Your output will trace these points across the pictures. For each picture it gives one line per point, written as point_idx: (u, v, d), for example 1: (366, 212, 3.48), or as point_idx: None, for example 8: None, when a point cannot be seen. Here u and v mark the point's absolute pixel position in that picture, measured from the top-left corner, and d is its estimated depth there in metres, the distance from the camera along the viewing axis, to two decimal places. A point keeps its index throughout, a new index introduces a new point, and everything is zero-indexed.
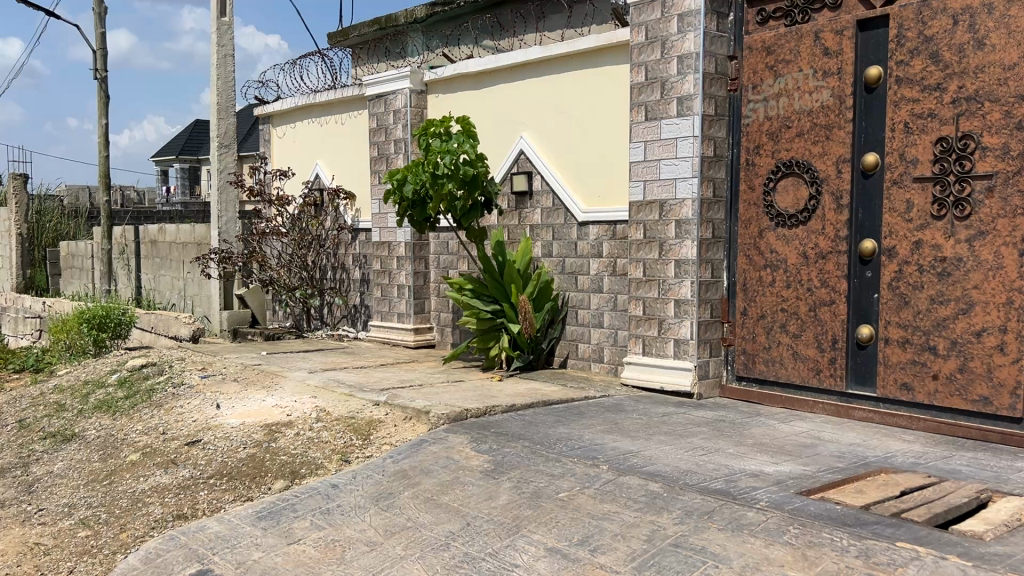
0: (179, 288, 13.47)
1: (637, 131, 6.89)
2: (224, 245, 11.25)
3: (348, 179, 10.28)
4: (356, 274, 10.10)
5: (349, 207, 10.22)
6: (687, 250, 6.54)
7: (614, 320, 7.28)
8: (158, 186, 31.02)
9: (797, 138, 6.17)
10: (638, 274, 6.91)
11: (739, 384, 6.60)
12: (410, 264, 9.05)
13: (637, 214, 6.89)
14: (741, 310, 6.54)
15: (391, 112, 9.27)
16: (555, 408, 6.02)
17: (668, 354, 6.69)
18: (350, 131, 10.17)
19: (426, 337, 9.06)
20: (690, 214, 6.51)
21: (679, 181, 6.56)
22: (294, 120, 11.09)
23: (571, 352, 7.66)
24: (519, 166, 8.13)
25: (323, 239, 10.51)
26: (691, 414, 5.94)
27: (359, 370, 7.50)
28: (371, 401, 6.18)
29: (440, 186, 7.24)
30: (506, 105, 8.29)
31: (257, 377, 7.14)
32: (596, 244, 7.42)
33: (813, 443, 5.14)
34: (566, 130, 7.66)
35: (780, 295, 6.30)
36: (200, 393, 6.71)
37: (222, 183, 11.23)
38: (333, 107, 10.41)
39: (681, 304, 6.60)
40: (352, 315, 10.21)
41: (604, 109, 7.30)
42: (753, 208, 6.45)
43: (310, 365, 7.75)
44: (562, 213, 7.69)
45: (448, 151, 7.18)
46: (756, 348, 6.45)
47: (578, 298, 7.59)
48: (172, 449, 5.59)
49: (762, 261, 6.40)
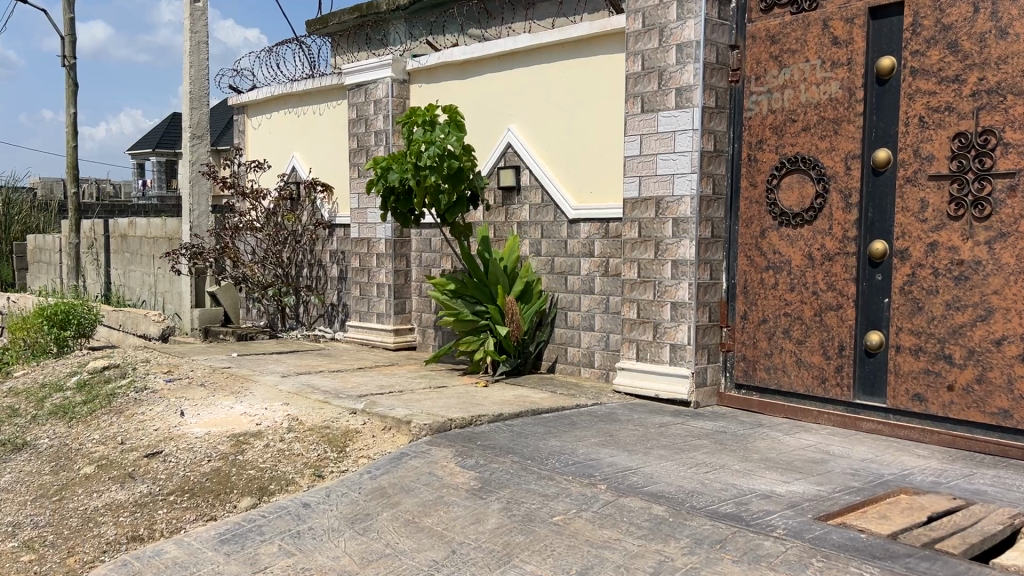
0: (149, 285, 12.95)
1: (633, 124, 6.51)
2: (195, 240, 10.75)
3: (326, 173, 9.83)
4: (334, 272, 9.67)
5: (326, 200, 9.77)
6: (685, 251, 6.17)
7: (606, 323, 6.91)
8: (132, 180, 30.33)
9: (803, 132, 5.82)
10: (632, 274, 6.54)
11: (738, 392, 6.25)
12: (390, 261, 8.63)
13: (632, 211, 6.52)
14: (742, 314, 6.19)
15: (372, 103, 8.85)
16: (545, 418, 5.64)
17: (663, 359, 6.33)
18: (328, 123, 9.73)
19: (407, 339, 8.65)
20: (688, 212, 6.14)
21: (677, 177, 6.20)
22: (270, 110, 10.63)
23: (560, 356, 7.28)
24: (506, 159, 7.73)
25: (299, 235, 10.04)
26: (689, 425, 5.57)
27: (336, 374, 7.08)
28: (347, 409, 5.77)
29: (423, 178, 6.84)
30: (492, 95, 7.89)
31: (226, 381, 6.70)
32: (587, 242, 7.04)
33: (824, 459, 4.79)
34: (556, 122, 7.28)
35: (783, 298, 5.95)
36: (163, 398, 6.26)
37: (194, 174, 10.74)
38: (311, 97, 9.96)
39: (678, 307, 6.23)
40: (329, 315, 9.77)
41: (597, 102, 6.92)
42: (755, 206, 6.10)
43: (282, 368, 7.31)
44: (552, 209, 7.30)
45: (431, 142, 6.76)
46: (758, 354, 6.10)
47: (568, 299, 7.21)
48: (129, 461, 5.15)
49: (764, 263, 6.04)
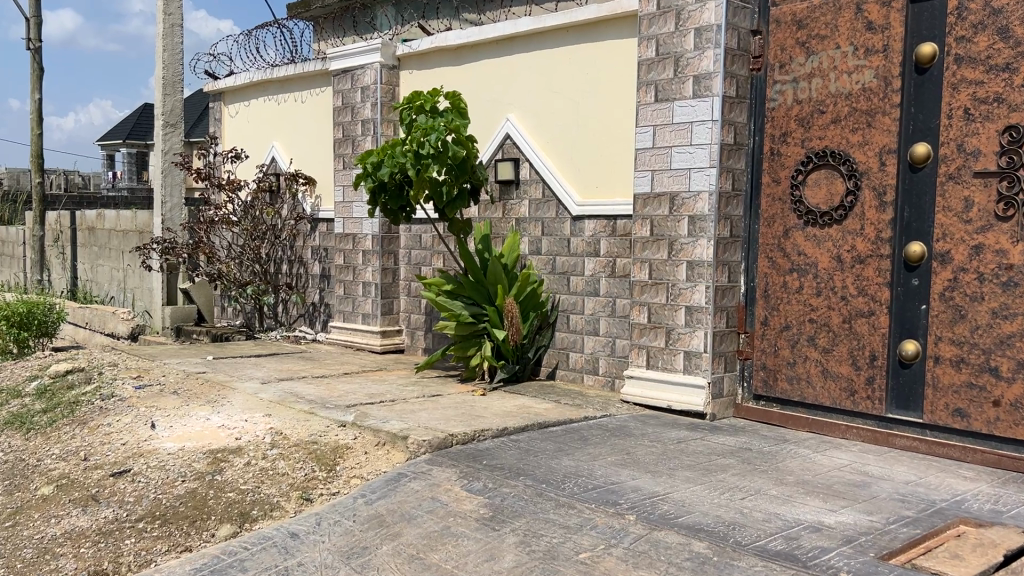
0: (118, 281, 12.33)
1: (645, 114, 6.05)
2: (167, 234, 10.20)
3: (308, 164, 9.28)
4: (315, 269, 9.13)
5: (308, 193, 9.23)
6: (702, 251, 5.73)
7: (613, 328, 6.46)
8: (103, 171, 29.47)
9: (832, 125, 5.40)
10: (643, 276, 6.08)
11: (756, 404, 5.82)
12: (377, 259, 8.11)
13: (643, 208, 6.06)
14: (762, 320, 5.76)
15: (359, 90, 8.33)
16: (553, 432, 5.17)
17: (676, 368, 5.89)
18: (311, 111, 9.18)
19: (395, 341, 8.13)
20: (706, 209, 5.69)
21: (694, 171, 5.75)
22: (248, 97, 10.07)
23: (561, 361, 6.82)
24: (504, 151, 7.25)
25: (278, 229, 9.47)
26: (710, 441, 5.14)
27: (320, 381, 6.56)
28: (336, 421, 5.26)
29: (424, 168, 6.35)
30: (490, 83, 7.40)
31: (202, 389, 6.15)
32: (592, 241, 6.58)
33: (865, 482, 4.36)
34: (560, 111, 6.80)
35: (807, 304, 5.52)
36: (132, 407, 5.70)
37: (168, 165, 10.22)
38: (293, 84, 9.41)
39: (693, 311, 5.79)
40: (310, 315, 9.22)
41: (605, 90, 6.46)
42: (778, 204, 5.67)
43: (263, 373, 6.77)
44: (554, 205, 6.83)
45: (434, 129, 6.26)
46: (779, 363, 5.68)
47: (570, 301, 6.75)
48: (92, 482, 4.60)
49: (787, 265, 5.61)
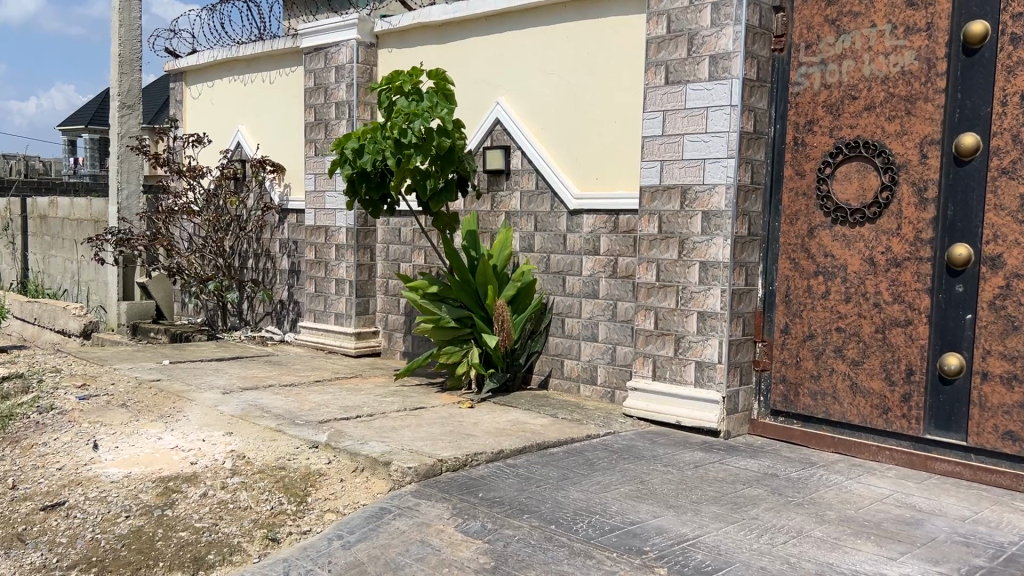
0: (71, 273, 11.51)
1: (654, 98, 5.46)
2: (122, 224, 9.44)
3: (277, 149, 8.57)
4: (284, 264, 8.43)
5: (276, 181, 8.52)
6: (717, 251, 5.16)
7: (613, 333, 5.89)
8: (64, 158, 28.39)
9: (866, 112, 4.84)
10: (650, 276, 5.50)
11: (774, 420, 5.27)
12: (352, 254, 7.46)
13: (650, 202, 5.48)
14: (782, 327, 5.21)
15: (333, 69, 7.65)
16: (554, 455, 4.59)
17: (686, 380, 5.32)
18: (280, 93, 8.48)
19: (370, 344, 7.49)
20: (723, 204, 5.12)
21: (709, 162, 5.17)
22: (212, 77, 9.33)
23: (555, 369, 6.24)
24: (493, 138, 6.62)
25: (243, 220, 8.78)
26: (730, 466, 4.58)
27: (288, 390, 5.90)
28: (307, 442, 4.62)
29: (406, 159, 5.66)
30: (477, 62, 6.77)
31: (155, 400, 5.47)
32: (591, 238, 5.99)
33: (916, 518, 3.83)
34: (556, 95, 6.20)
35: (835, 311, 4.98)
36: (73, 423, 5.00)
37: (124, 150, 9.42)
38: (260, 63, 8.69)
39: (706, 318, 5.22)
40: (277, 313, 8.50)
41: (606, 72, 5.85)
42: (803, 200, 5.11)
43: (224, 381, 6.09)
44: (549, 198, 6.23)
45: (417, 114, 5.63)
46: (801, 376, 5.13)
47: (565, 303, 6.17)
48: (19, 517, 3.90)
49: (812, 268, 5.06)
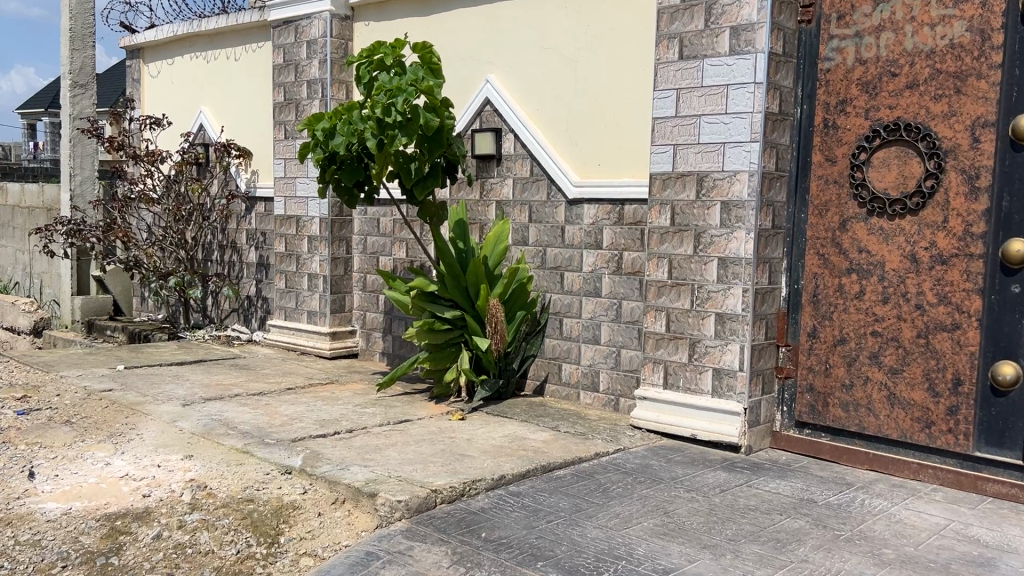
0: (23, 264, 10.74)
1: (665, 74, 4.90)
2: (75, 213, 8.72)
3: (243, 132, 7.90)
4: (251, 257, 7.79)
5: (242, 167, 7.86)
6: (738, 247, 4.63)
7: (618, 336, 5.34)
8: (24, 142, 27.29)
9: (908, 90, 4.32)
10: (660, 273, 4.95)
11: (799, 433, 4.77)
12: (325, 247, 6.84)
13: (661, 191, 4.94)
14: (809, 331, 4.70)
15: (304, 44, 7.00)
16: (561, 480, 4.04)
17: (703, 389, 4.79)
18: (246, 71, 7.82)
19: (346, 344, 6.88)
20: (745, 194, 4.58)
21: (730, 146, 4.63)
22: (172, 54, 8.62)
23: (552, 374, 5.70)
24: (483, 120, 6.03)
25: (207, 210, 8.10)
26: (759, 491, 4.06)
27: (256, 401, 5.28)
28: (279, 467, 4.03)
29: (389, 140, 5.04)
30: (465, 37, 6.17)
31: (105, 415, 4.84)
32: (593, 230, 5.44)
33: (985, 556, 3.34)
34: (552, 72, 5.62)
35: (870, 313, 4.47)
36: (6, 444, 4.34)
37: (75, 132, 8.72)
38: (223, 38, 8.00)
39: (725, 320, 4.69)
40: (245, 310, 7.85)
41: (610, 46, 5.28)
42: (834, 188, 4.59)
43: (185, 390, 5.46)
44: (545, 186, 5.67)
45: (400, 89, 5.03)
46: (830, 384, 4.63)
47: (564, 302, 5.62)
48: None
49: (844, 265, 4.55)
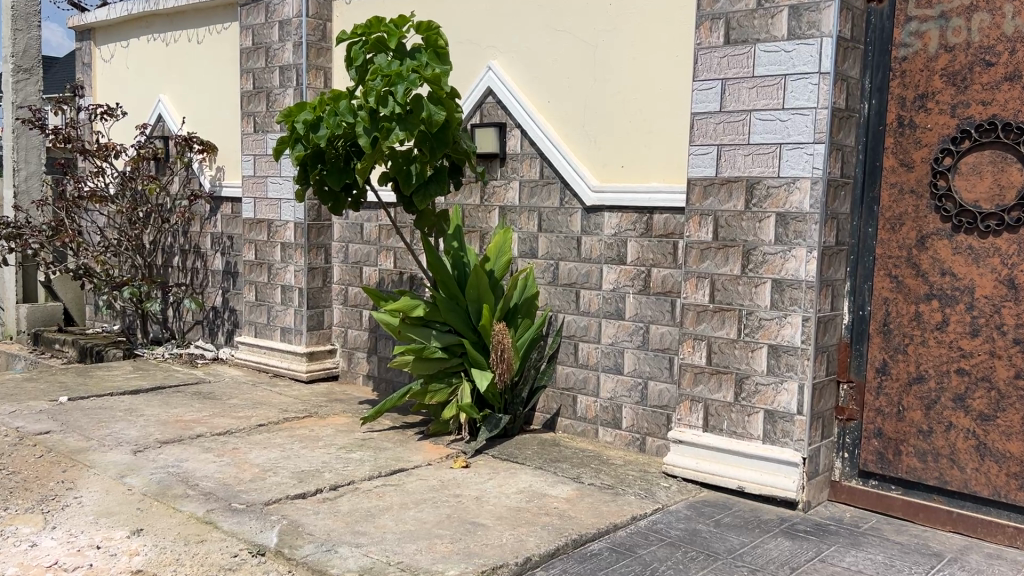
0: None
1: (708, 62, 4.15)
2: (18, 214, 7.81)
3: (206, 123, 7.04)
4: (216, 264, 6.95)
5: (206, 163, 7.01)
6: (797, 268, 3.91)
7: (644, 365, 4.61)
8: None
9: (1007, 83, 3.61)
10: (700, 296, 4.22)
11: (863, 485, 4.07)
12: (301, 255, 6.03)
13: (701, 199, 4.20)
14: (877, 366, 4.00)
15: (277, 25, 6.18)
16: (598, 558, 3.30)
17: (752, 434, 4.07)
18: (210, 55, 6.95)
19: (325, 366, 6.08)
20: (807, 205, 3.87)
21: (789, 147, 3.91)
22: (126, 35, 7.73)
23: (565, 407, 4.95)
24: (484, 114, 5.26)
25: (167, 210, 7.23)
26: (837, 568, 3.35)
27: (222, 446, 4.48)
28: (249, 545, 3.25)
29: (384, 136, 4.24)
30: (463, 17, 5.39)
31: (36, 469, 4.00)
32: (614, 242, 4.70)
33: None
34: (566, 58, 4.86)
35: (955, 347, 3.77)
36: None
37: (17, 123, 7.79)
38: (185, 19, 7.13)
39: (780, 354, 3.98)
40: (210, 323, 7.02)
41: (638, 29, 4.51)
42: (910, 199, 3.88)
43: (137, 431, 4.63)
44: (558, 191, 4.91)
45: (400, 76, 4.22)
46: (903, 430, 3.93)
47: (579, 324, 4.88)
48: None
49: (923, 290, 3.85)
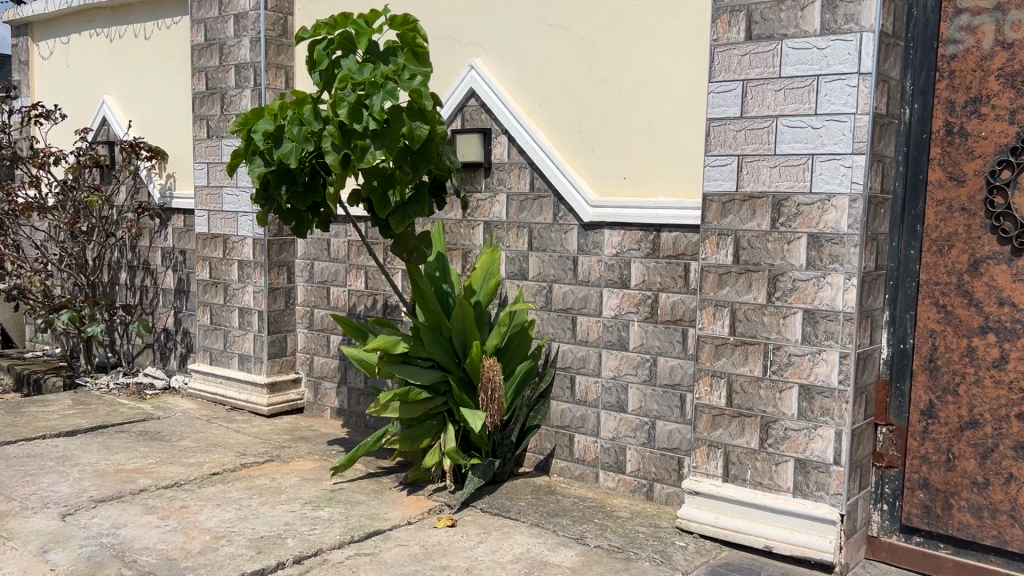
0: None
1: (726, 61, 3.63)
2: None
3: (155, 127, 6.38)
4: (167, 282, 6.31)
5: (155, 171, 6.36)
6: (833, 297, 3.40)
7: (652, 403, 4.08)
8: None
9: None
10: (719, 328, 3.70)
11: (906, 541, 3.59)
12: (261, 275, 5.42)
13: (719, 217, 3.68)
14: (922, 407, 3.51)
15: (232, 18, 5.56)
16: None
17: (781, 487, 3.56)
18: (158, 53, 6.30)
19: (288, 398, 5.48)
20: (845, 225, 3.36)
21: (823, 159, 3.40)
22: (66, 30, 7.05)
23: (560, 448, 4.41)
24: (465, 119, 4.69)
25: (113, 224, 6.56)
26: None
27: (168, 504, 3.86)
28: None
29: (358, 155, 3.70)
30: (442, 11, 4.82)
31: None
32: (616, 263, 4.16)
33: None
34: (559, 56, 4.32)
35: (1015, 387, 3.29)
36: None
37: None
38: (130, 13, 6.47)
39: (813, 396, 3.47)
40: (161, 348, 6.37)
41: (641, 24, 3.99)
42: (961, 217, 3.39)
43: (68, 487, 4.00)
44: (551, 205, 4.36)
45: (376, 85, 3.65)
46: (953, 481, 3.44)
47: (576, 355, 4.34)
48: None
49: (977, 321, 3.36)
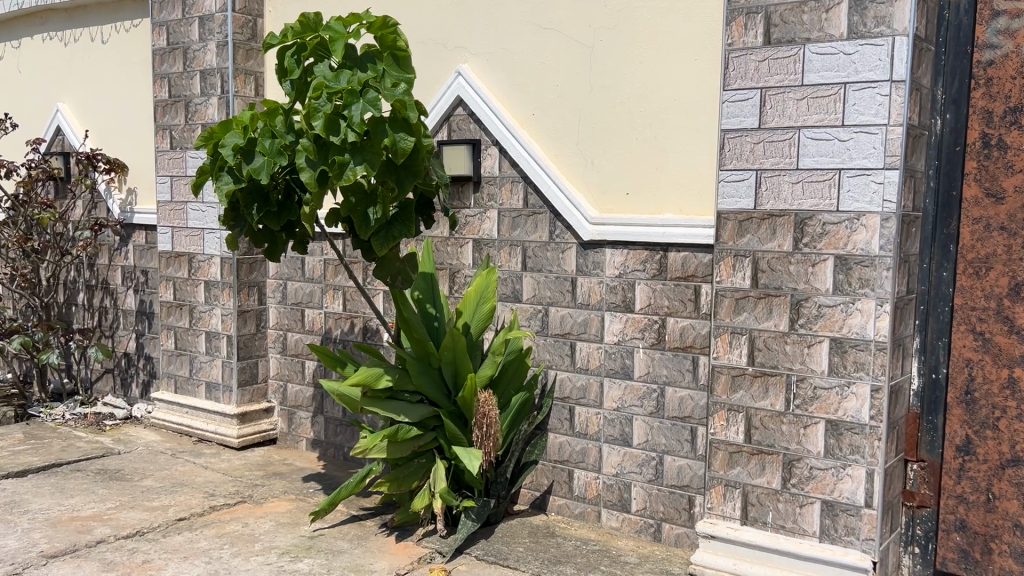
0: None
1: (741, 67, 3.34)
2: None
3: (114, 137, 5.96)
4: (128, 303, 5.89)
5: (114, 184, 5.94)
6: (864, 325, 3.12)
7: (660, 436, 3.77)
8: None
9: None
10: (735, 358, 3.39)
11: None
12: (229, 297, 5.03)
13: (736, 237, 3.38)
14: (959, 442, 3.23)
15: (197, 21, 5.17)
16: None
17: (806, 532, 3.27)
18: (117, 58, 5.88)
19: (260, 429, 5.09)
20: (876, 246, 3.08)
21: (852, 174, 3.11)
22: (17, 33, 6.60)
23: (559, 484, 4.08)
24: (452, 129, 4.37)
25: (68, 241, 6.12)
26: None
27: (128, 558, 3.47)
28: None
29: (336, 170, 3.33)
30: (426, 13, 4.49)
31: None
32: (618, 286, 3.85)
33: None
34: (554, 62, 4.01)
35: None
36: None
37: None
38: (86, 15, 6.05)
39: (843, 432, 3.18)
40: (122, 373, 5.95)
41: (644, 27, 3.70)
42: (1000, 238, 3.12)
43: (16, 540, 3.59)
44: (546, 222, 4.04)
45: (354, 93, 3.30)
46: (994, 523, 3.18)
47: (574, 384, 4.01)
48: None
49: (1019, 350, 3.10)
